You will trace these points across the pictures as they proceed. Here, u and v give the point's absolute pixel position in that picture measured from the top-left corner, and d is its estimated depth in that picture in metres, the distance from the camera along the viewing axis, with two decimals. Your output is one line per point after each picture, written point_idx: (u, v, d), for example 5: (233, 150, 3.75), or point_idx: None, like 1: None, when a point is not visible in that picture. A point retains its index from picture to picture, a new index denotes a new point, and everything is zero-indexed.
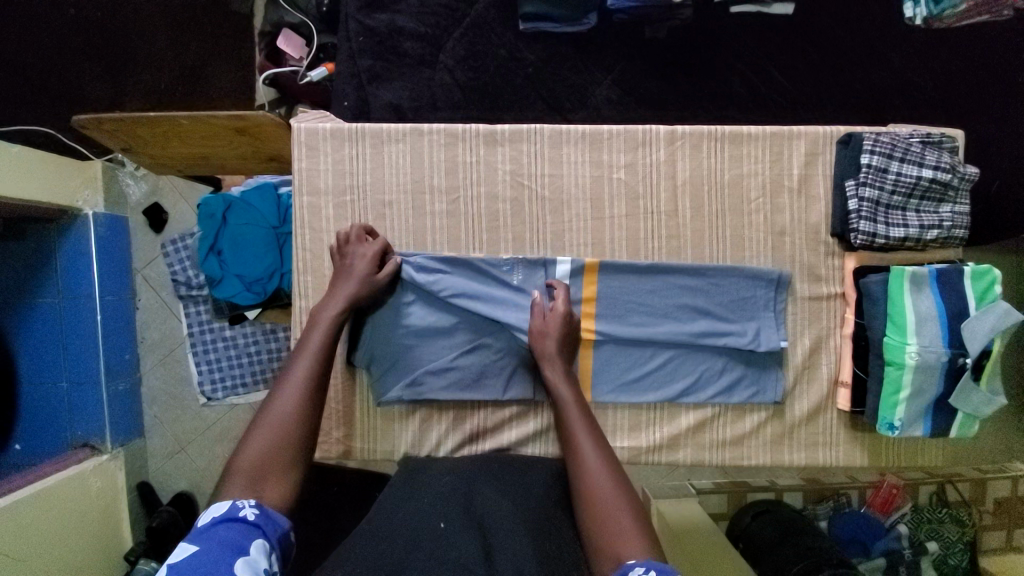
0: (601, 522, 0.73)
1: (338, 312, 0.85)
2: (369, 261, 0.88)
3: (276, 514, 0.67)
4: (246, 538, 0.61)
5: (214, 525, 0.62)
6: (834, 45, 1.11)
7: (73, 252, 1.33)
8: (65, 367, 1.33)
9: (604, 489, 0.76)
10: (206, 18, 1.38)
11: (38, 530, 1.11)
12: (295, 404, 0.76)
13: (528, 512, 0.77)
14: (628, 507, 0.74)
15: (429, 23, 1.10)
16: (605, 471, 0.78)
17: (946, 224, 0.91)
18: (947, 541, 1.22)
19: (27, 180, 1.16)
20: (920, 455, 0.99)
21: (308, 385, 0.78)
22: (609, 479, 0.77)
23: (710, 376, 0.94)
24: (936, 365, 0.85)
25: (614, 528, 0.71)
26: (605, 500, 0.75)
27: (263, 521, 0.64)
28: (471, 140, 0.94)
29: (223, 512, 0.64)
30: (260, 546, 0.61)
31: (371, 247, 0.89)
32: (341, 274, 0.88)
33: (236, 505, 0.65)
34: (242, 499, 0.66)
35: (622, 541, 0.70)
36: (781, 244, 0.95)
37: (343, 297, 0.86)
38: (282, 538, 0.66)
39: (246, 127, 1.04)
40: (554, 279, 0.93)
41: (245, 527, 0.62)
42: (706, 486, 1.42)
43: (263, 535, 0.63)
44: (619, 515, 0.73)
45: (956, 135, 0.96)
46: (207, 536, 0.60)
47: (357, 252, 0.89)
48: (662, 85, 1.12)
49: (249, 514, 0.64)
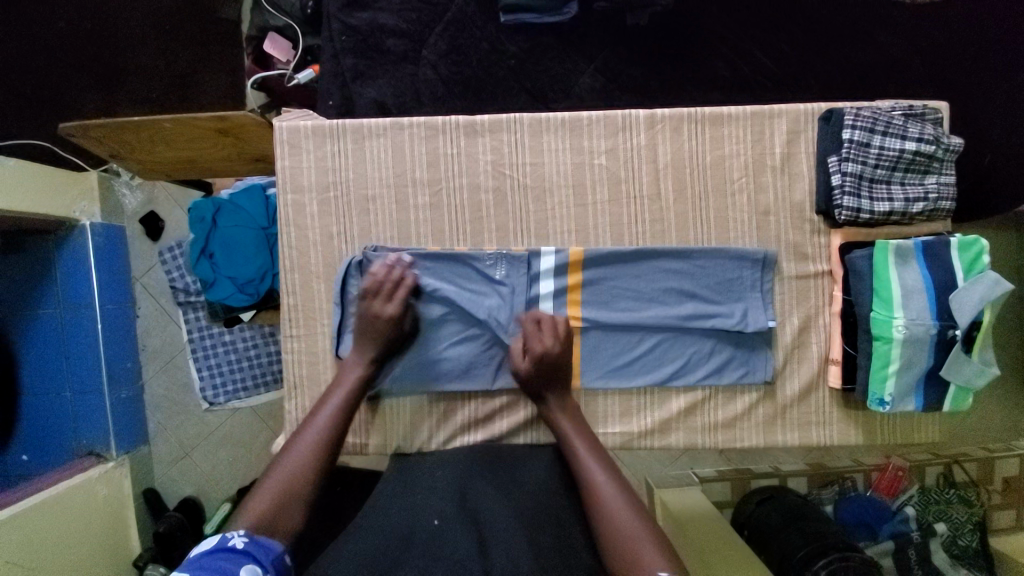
0: (612, 528, 0.75)
1: (363, 369, 0.89)
2: (389, 323, 0.89)
3: (267, 539, 0.68)
4: (234, 565, 0.62)
5: (205, 556, 0.63)
6: (818, 23, 1.10)
7: (72, 262, 1.35)
8: (68, 377, 1.36)
9: (608, 493, 0.78)
10: (192, 25, 1.39)
11: (45, 540, 1.12)
12: (310, 456, 0.80)
13: (523, 511, 0.76)
14: (630, 501, 0.78)
15: (411, 19, 1.10)
16: (606, 475, 0.80)
17: (932, 196, 0.91)
18: (957, 522, 1.20)
19: (23, 194, 1.18)
20: (917, 433, 0.98)
21: (326, 438, 0.82)
22: (613, 485, 0.79)
23: (698, 358, 0.94)
24: (926, 339, 0.84)
25: (627, 535, 0.74)
26: (611, 504, 0.77)
27: (254, 548, 0.66)
28: (452, 131, 0.95)
29: (213, 544, 0.65)
30: (251, 570, 0.63)
31: (389, 312, 0.89)
32: (367, 332, 0.89)
33: (225, 538, 0.67)
34: (230, 532, 0.68)
35: (634, 543, 0.73)
36: (766, 223, 0.94)
37: (367, 357, 0.89)
38: (276, 560, 0.67)
39: (231, 129, 1.05)
40: (538, 275, 0.93)
41: (235, 554, 0.64)
42: (709, 474, 1.41)
43: (255, 560, 0.64)
44: (628, 519, 0.76)
45: (940, 106, 0.95)
46: (197, 566, 0.61)
47: (376, 310, 0.89)
48: (645, 71, 1.11)
49: (238, 543, 0.66)
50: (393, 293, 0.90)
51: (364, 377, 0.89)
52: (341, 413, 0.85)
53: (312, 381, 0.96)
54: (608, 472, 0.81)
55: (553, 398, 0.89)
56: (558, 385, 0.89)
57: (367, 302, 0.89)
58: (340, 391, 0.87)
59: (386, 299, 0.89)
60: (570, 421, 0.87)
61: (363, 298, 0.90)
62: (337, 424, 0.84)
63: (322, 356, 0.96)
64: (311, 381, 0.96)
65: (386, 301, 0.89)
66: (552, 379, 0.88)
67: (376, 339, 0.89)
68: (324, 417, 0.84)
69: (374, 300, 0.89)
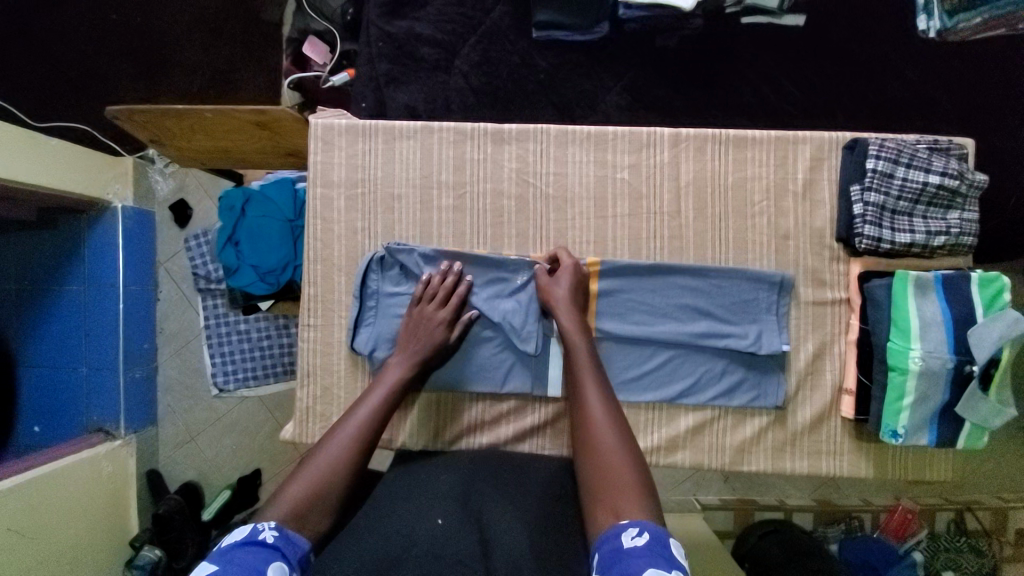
0: (601, 474, 0.73)
1: (405, 370, 0.89)
2: (444, 327, 0.91)
3: (296, 536, 0.69)
4: (264, 561, 0.62)
5: (236, 548, 0.63)
6: (846, 56, 1.11)
7: (101, 244, 1.40)
8: (86, 353, 1.40)
9: (606, 439, 0.77)
10: (236, 24, 1.44)
11: (45, 513, 1.14)
12: (345, 457, 0.79)
13: (536, 517, 0.75)
14: (629, 454, 0.75)
15: (446, 30, 1.14)
16: (607, 421, 0.79)
17: (954, 231, 0.91)
18: (966, 571, 1.21)
19: (59, 173, 1.23)
20: (930, 469, 0.96)
21: (361, 434, 0.81)
22: (614, 435, 0.77)
23: (710, 378, 0.94)
24: (942, 373, 0.83)
25: (613, 480, 0.72)
26: (605, 449, 0.76)
27: (282, 543, 0.66)
28: (480, 138, 0.97)
29: (244, 535, 0.65)
30: (279, 567, 0.63)
31: (441, 314, 0.91)
32: (416, 333, 0.91)
33: (256, 529, 0.66)
34: (261, 523, 0.68)
35: (617, 489, 0.71)
36: (785, 247, 0.95)
37: (410, 359, 0.90)
38: (300, 559, 0.68)
39: (268, 122, 1.09)
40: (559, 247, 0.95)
41: (265, 549, 0.64)
42: (713, 501, 1.37)
43: (283, 556, 0.65)
44: (617, 466, 0.74)
45: (966, 143, 0.95)
46: (229, 556, 0.61)
47: (429, 313, 0.91)
48: (672, 92, 1.14)
49: (268, 537, 0.66)
50: (447, 300, 0.92)
51: (405, 378, 0.88)
52: (380, 415, 0.84)
53: (325, 370, 0.98)
54: (614, 418, 0.80)
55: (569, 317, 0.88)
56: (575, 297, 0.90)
57: (420, 306, 0.92)
58: (380, 392, 0.86)
59: (436, 302, 0.92)
60: (579, 329, 0.88)
61: (417, 302, 0.93)
62: (377, 423, 0.83)
63: (337, 347, 0.98)
64: (324, 370, 0.98)
65: (437, 305, 0.92)
66: (573, 313, 0.89)
67: (425, 344, 0.90)
68: (363, 415, 0.83)
69: (426, 304, 0.92)
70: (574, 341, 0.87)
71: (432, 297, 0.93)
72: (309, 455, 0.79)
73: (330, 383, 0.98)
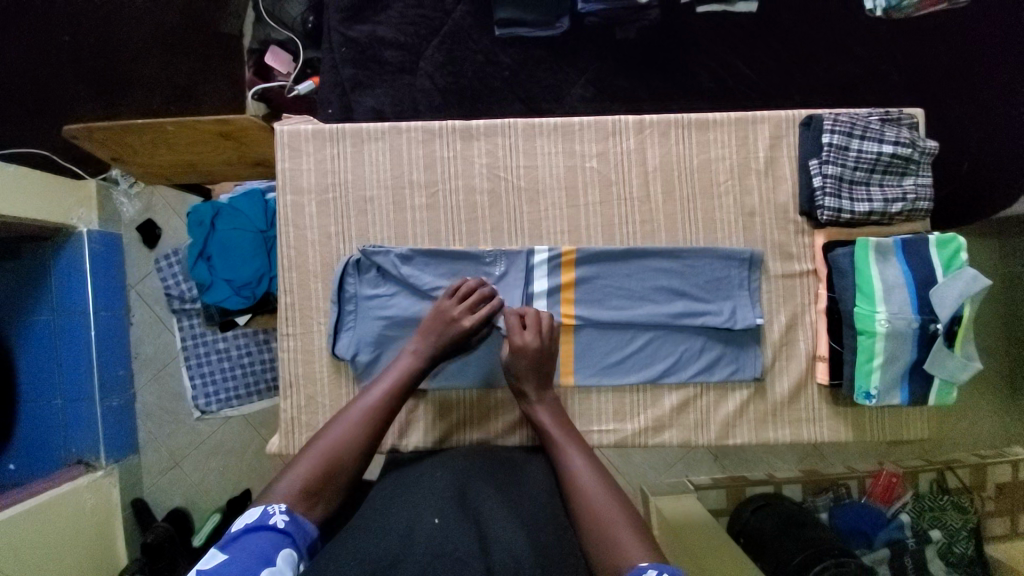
0: (599, 534, 0.72)
1: (418, 357, 0.88)
2: (462, 331, 0.89)
3: (305, 520, 0.70)
4: (275, 546, 0.64)
5: (248, 533, 0.64)
6: (797, 38, 1.15)
7: (67, 269, 1.35)
8: (59, 384, 1.34)
9: (595, 491, 0.78)
10: (194, 38, 1.42)
11: (27, 549, 1.10)
12: (352, 437, 0.79)
13: (534, 517, 0.75)
14: (621, 507, 0.75)
15: (408, 32, 1.14)
16: (595, 480, 0.79)
17: (910, 196, 0.94)
18: (951, 529, 1.19)
19: (24, 200, 1.20)
20: (907, 427, 0.99)
21: (370, 416, 0.81)
22: (605, 491, 0.77)
23: (689, 356, 0.95)
24: (908, 332, 0.87)
25: (613, 538, 0.71)
26: (596, 501, 0.76)
27: (293, 529, 0.68)
28: (448, 136, 0.98)
29: (256, 519, 0.67)
30: (288, 555, 0.65)
31: (463, 321, 0.89)
32: (435, 331, 0.89)
33: (268, 512, 0.68)
34: (273, 505, 0.69)
35: (618, 544, 0.70)
36: (752, 224, 0.97)
37: (426, 352, 0.89)
38: (309, 544, 0.70)
39: (232, 132, 1.08)
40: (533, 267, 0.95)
41: (275, 535, 0.65)
42: (704, 482, 1.39)
43: (293, 543, 0.66)
44: (611, 515, 0.74)
45: (917, 113, 0.99)
46: (240, 543, 0.63)
47: (450, 309, 0.90)
48: (634, 81, 1.16)
49: (279, 521, 0.67)
50: (476, 308, 0.91)
51: (413, 365, 0.87)
52: (392, 398, 0.84)
53: (308, 379, 0.97)
54: (601, 476, 0.80)
55: (535, 398, 0.89)
56: (540, 378, 0.89)
57: (444, 301, 0.91)
58: (392, 373, 0.86)
59: (463, 306, 0.90)
60: (547, 414, 0.88)
61: (448, 296, 0.92)
62: (388, 404, 0.83)
63: (318, 354, 0.97)
64: (308, 379, 0.97)
65: (463, 307, 0.90)
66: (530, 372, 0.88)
67: (443, 341, 0.89)
68: (374, 396, 0.83)
69: (454, 301, 0.91)
70: (537, 416, 0.88)
71: (461, 297, 0.91)
72: (317, 435, 0.79)
73: (315, 391, 0.97)
